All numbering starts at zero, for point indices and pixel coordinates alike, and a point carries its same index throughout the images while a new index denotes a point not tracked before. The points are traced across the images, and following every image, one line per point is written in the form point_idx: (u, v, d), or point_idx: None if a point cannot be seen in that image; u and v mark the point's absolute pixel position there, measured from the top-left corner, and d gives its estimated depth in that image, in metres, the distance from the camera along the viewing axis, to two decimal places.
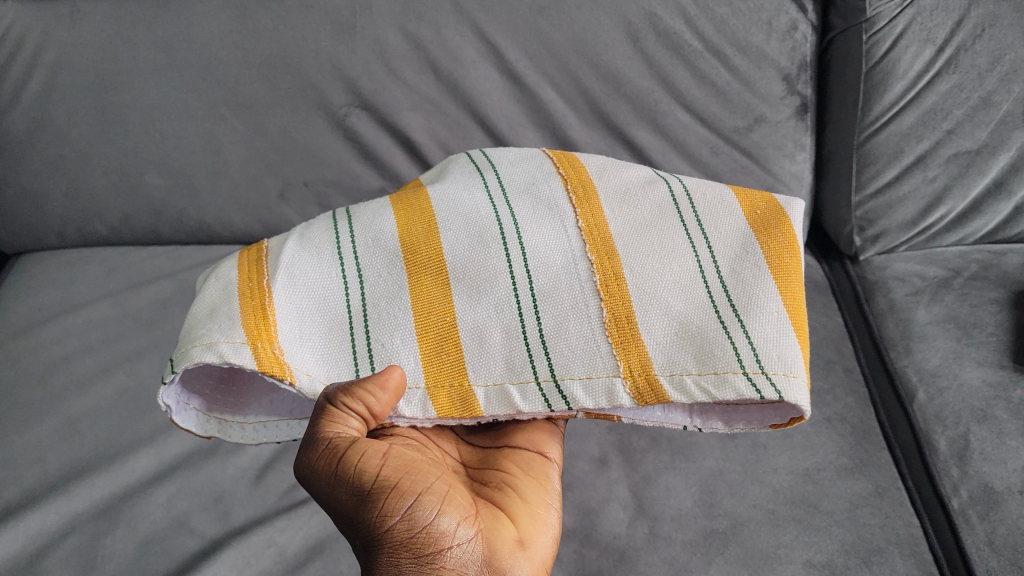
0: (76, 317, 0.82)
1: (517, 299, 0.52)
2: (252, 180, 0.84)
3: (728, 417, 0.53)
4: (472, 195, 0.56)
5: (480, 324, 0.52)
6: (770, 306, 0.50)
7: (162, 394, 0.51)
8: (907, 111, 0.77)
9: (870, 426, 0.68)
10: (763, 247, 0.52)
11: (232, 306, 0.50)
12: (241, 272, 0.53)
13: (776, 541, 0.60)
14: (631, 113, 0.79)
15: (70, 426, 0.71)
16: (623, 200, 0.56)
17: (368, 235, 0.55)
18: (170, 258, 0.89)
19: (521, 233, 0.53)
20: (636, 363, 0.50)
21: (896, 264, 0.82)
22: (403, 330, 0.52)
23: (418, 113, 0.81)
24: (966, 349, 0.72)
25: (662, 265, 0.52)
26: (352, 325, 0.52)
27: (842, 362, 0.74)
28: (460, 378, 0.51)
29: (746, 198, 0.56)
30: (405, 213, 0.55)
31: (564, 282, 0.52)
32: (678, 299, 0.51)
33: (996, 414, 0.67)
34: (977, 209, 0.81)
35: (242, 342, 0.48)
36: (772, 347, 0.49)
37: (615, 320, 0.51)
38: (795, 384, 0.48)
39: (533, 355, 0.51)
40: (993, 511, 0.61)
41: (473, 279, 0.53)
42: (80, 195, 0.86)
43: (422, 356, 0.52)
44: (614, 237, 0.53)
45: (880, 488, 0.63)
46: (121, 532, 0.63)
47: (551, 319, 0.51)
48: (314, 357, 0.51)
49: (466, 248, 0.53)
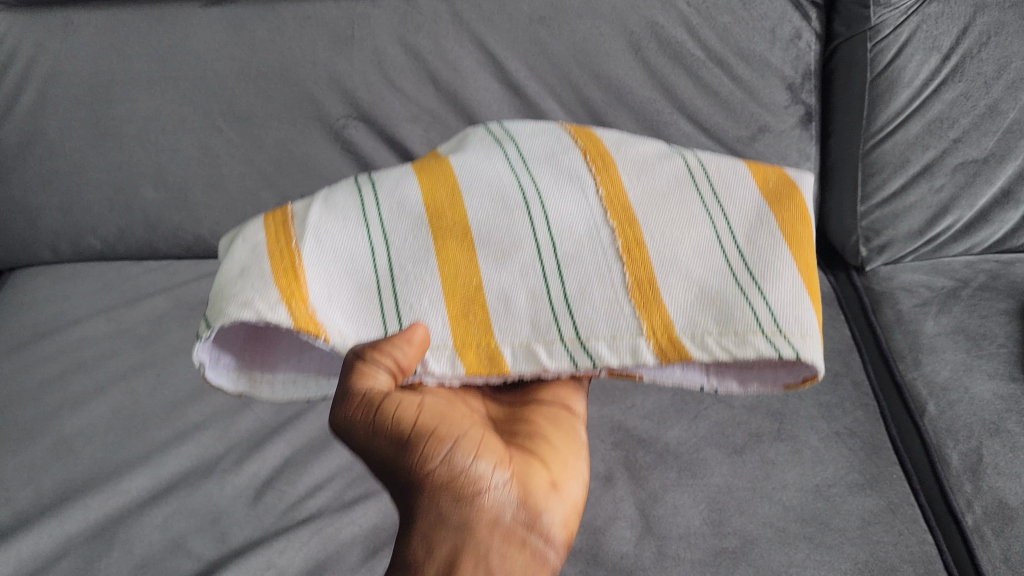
0: (70, 333, 0.80)
1: (540, 262, 0.50)
2: (249, 195, 0.83)
3: (743, 377, 0.52)
4: (494, 166, 0.54)
5: (506, 287, 0.50)
6: (785, 271, 0.50)
7: (197, 348, 0.48)
8: (912, 121, 0.76)
9: (881, 440, 0.67)
10: (776, 218, 0.52)
11: (263, 267, 0.48)
12: (269, 234, 0.50)
13: (788, 560, 0.58)
14: (633, 124, 0.78)
15: (64, 444, 0.70)
16: (641, 171, 0.54)
17: (393, 200, 0.53)
18: (165, 272, 0.87)
19: (544, 202, 0.52)
20: (658, 322, 0.49)
21: (903, 275, 0.81)
22: (429, 295, 0.50)
23: (416, 124, 0.79)
24: (975, 361, 0.71)
25: (681, 232, 0.51)
26: (380, 288, 0.50)
27: (850, 375, 0.72)
28: (487, 338, 0.49)
29: (758, 172, 0.55)
30: (428, 180, 0.54)
31: (587, 248, 0.51)
32: (697, 265, 0.50)
33: (1009, 427, 0.66)
34: (985, 218, 0.80)
35: (278, 301, 0.46)
36: (788, 310, 0.48)
37: (637, 281, 0.49)
38: (812, 344, 0.47)
39: (557, 314, 0.49)
40: (1008, 528, 0.59)
41: (497, 245, 0.51)
42: (74, 209, 0.84)
43: (449, 317, 0.50)
44: (633, 206, 0.52)
45: (893, 505, 0.61)
46: (117, 555, 0.62)
47: (572, 282, 0.50)
48: (343, 315, 0.49)
49: (490, 215, 0.52)
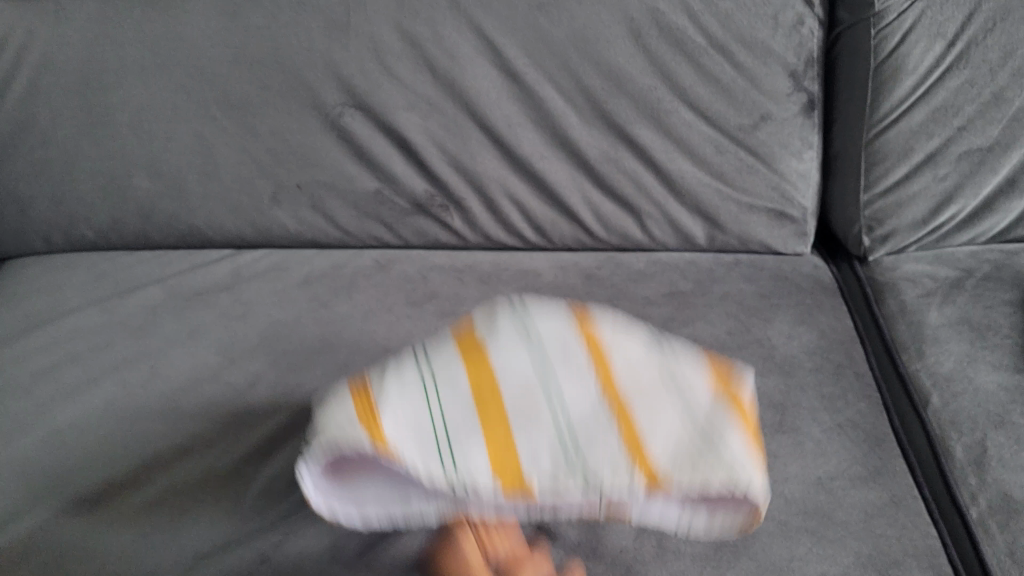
0: (63, 324, 0.79)
1: (559, 428, 0.50)
2: (245, 184, 0.83)
3: (710, 508, 0.52)
4: (518, 354, 0.54)
5: (530, 450, 0.49)
6: (731, 444, 0.49)
7: (305, 471, 0.49)
8: (916, 109, 0.75)
9: (884, 432, 0.66)
10: (721, 394, 0.53)
11: (349, 411, 0.48)
12: (350, 401, 0.49)
13: (789, 554, 0.57)
14: (633, 112, 0.77)
15: (57, 437, 0.69)
16: (633, 363, 0.54)
17: (445, 373, 0.52)
18: (159, 263, 0.86)
19: (558, 387, 0.52)
20: (645, 469, 0.48)
21: (906, 265, 0.80)
22: (477, 448, 0.49)
23: (413, 113, 0.78)
24: (980, 352, 0.70)
25: (669, 414, 0.51)
26: (437, 435, 0.49)
27: (853, 367, 0.71)
28: (516, 472, 0.48)
29: (708, 363, 0.56)
30: (467, 366, 0.53)
31: (592, 422, 0.50)
32: (670, 428, 0.50)
33: (1014, 419, 0.65)
34: (989, 208, 0.79)
35: (366, 442, 0.47)
36: (741, 467, 0.48)
37: (632, 452, 0.49)
38: (750, 480, 0.48)
39: (570, 467, 0.48)
40: (1013, 521, 0.58)
41: (524, 412, 0.51)
42: (66, 198, 0.83)
43: (489, 453, 0.48)
44: (630, 390, 0.52)
45: (895, 498, 0.61)
46: (109, 549, 0.61)
47: (579, 436, 0.49)
48: (417, 453, 0.48)
49: (514, 392, 0.51)
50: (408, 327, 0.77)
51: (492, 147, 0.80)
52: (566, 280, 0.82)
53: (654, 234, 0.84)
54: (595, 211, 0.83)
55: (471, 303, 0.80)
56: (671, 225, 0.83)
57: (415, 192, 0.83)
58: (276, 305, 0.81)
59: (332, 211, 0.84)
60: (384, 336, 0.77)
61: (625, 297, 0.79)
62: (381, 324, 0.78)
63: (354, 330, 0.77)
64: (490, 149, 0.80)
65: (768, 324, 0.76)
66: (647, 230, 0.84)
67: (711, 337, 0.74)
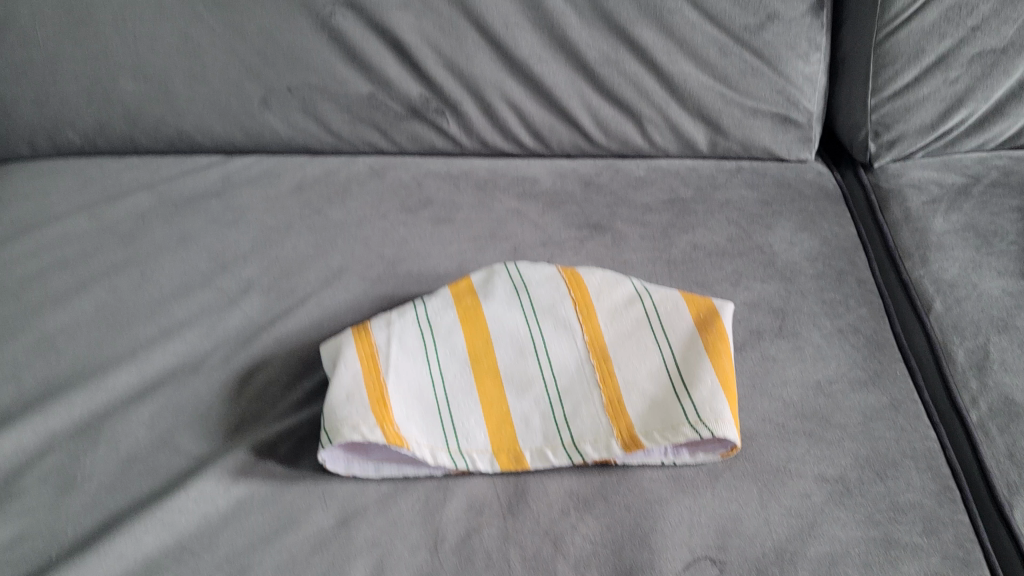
0: (50, 230, 0.77)
1: (549, 393, 0.57)
2: (233, 86, 0.80)
3: (691, 446, 0.56)
4: (513, 311, 0.61)
5: (523, 413, 0.57)
6: (706, 381, 0.56)
7: (329, 456, 0.55)
8: (929, 7, 0.72)
9: (886, 337, 0.65)
10: (701, 340, 0.58)
11: (361, 395, 0.54)
12: (357, 347, 0.57)
13: (787, 456, 0.56)
14: (635, 12, 0.74)
15: (46, 342, 0.67)
16: (614, 316, 0.61)
17: (447, 347, 0.59)
18: (148, 168, 0.85)
19: (548, 349, 0.59)
20: (624, 425, 0.56)
21: (912, 171, 0.80)
22: (473, 416, 0.56)
23: (407, 12, 0.75)
24: (985, 259, 0.70)
25: (645, 366, 0.58)
26: (439, 407, 0.56)
27: (855, 274, 0.70)
28: (513, 442, 0.55)
29: (690, 302, 0.61)
30: (462, 306, 0.61)
31: (577, 379, 0.58)
32: (647, 382, 0.58)
33: (1017, 324, 0.65)
34: (1000, 112, 0.78)
35: (375, 423, 0.53)
36: (710, 403, 0.55)
37: (610, 399, 0.57)
38: (724, 426, 0.54)
39: (558, 423, 0.56)
40: (1013, 424, 0.59)
41: (517, 382, 0.58)
42: (50, 102, 0.81)
43: (487, 425, 0.56)
44: (609, 344, 0.60)
45: (896, 401, 0.60)
46: (102, 451, 0.59)
47: (566, 403, 0.57)
48: (419, 429, 0.55)
49: (511, 362, 0.59)
50: (403, 234, 0.76)
51: (488, 50, 0.77)
52: (564, 187, 0.80)
53: (655, 139, 0.82)
54: (594, 117, 0.80)
55: (467, 210, 0.78)
56: (672, 131, 0.81)
57: (409, 96, 0.80)
58: (268, 212, 0.79)
59: (324, 115, 0.82)
60: (378, 243, 0.75)
61: (624, 204, 0.78)
62: (374, 230, 0.76)
63: (348, 237, 0.76)
64: (486, 52, 0.77)
65: (769, 231, 0.74)
66: (647, 136, 0.82)
67: (711, 243, 0.73)
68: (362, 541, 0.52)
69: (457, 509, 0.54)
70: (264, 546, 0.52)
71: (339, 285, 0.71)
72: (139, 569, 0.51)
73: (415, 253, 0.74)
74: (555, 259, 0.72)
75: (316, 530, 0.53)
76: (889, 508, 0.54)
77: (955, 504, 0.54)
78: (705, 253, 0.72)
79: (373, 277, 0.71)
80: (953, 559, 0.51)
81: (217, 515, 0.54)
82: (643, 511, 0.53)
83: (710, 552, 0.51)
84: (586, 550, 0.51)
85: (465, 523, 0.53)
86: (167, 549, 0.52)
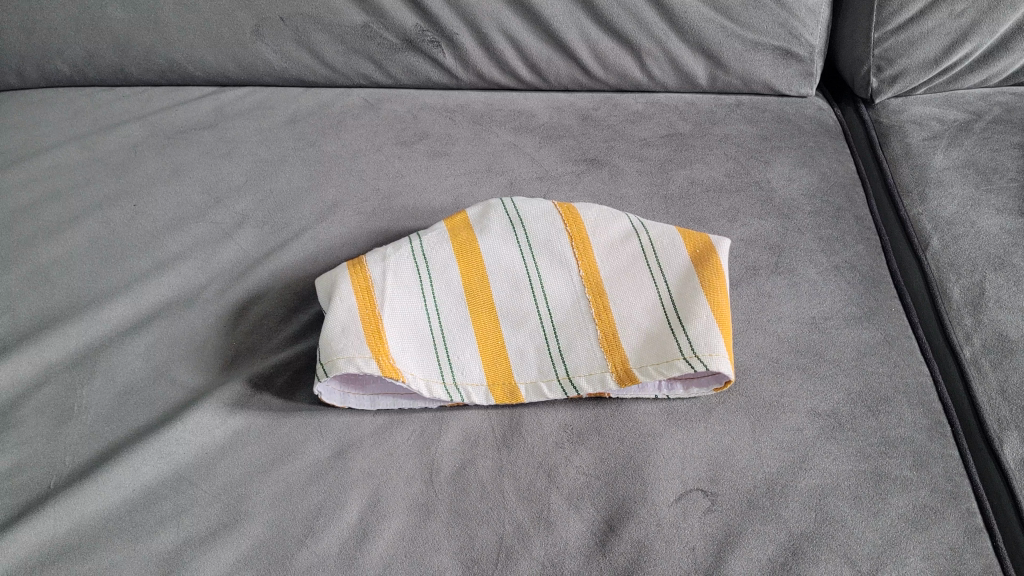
0: (42, 160, 0.77)
1: (544, 326, 0.57)
2: (224, 15, 0.79)
3: (685, 381, 0.56)
4: (508, 245, 0.60)
5: (518, 347, 0.57)
6: (701, 316, 0.56)
7: (324, 388, 0.55)
8: None
9: (881, 274, 0.65)
10: (698, 276, 0.58)
11: (356, 328, 0.54)
12: (351, 278, 0.57)
13: (780, 391, 0.57)
14: None
15: (40, 273, 0.67)
16: (611, 250, 0.60)
17: (442, 280, 0.59)
18: (139, 99, 0.84)
19: (544, 282, 0.59)
20: (618, 358, 0.56)
21: (914, 107, 0.79)
22: (468, 349, 0.56)
23: None
24: (984, 196, 0.70)
25: (641, 300, 0.58)
26: (434, 341, 0.56)
27: (853, 211, 0.70)
28: (508, 375, 0.56)
29: (686, 238, 0.61)
30: (458, 238, 0.60)
31: (572, 313, 0.58)
32: (643, 316, 0.58)
33: (1013, 262, 0.65)
34: (1004, 48, 0.78)
35: (370, 356, 0.53)
36: (705, 338, 0.55)
37: (605, 333, 0.57)
38: (718, 360, 0.54)
39: (553, 356, 0.56)
40: (1006, 361, 0.59)
41: (512, 316, 0.58)
42: (38, 31, 0.81)
43: (482, 358, 0.56)
44: (605, 277, 0.59)
45: (889, 337, 0.60)
46: (98, 383, 0.59)
47: (561, 337, 0.57)
48: (415, 361, 0.55)
49: (505, 295, 0.58)
50: (398, 167, 0.75)
51: None
52: (561, 121, 0.79)
53: (654, 73, 0.81)
54: (593, 50, 0.79)
55: (463, 144, 0.77)
56: (672, 64, 0.80)
57: (405, 27, 0.79)
58: (261, 145, 0.78)
59: (318, 46, 0.81)
60: (372, 176, 0.74)
61: (622, 139, 0.77)
62: (369, 164, 0.76)
63: (342, 170, 0.75)
64: None
65: (767, 167, 0.74)
66: (646, 70, 0.80)
67: (708, 179, 0.72)
68: (358, 472, 0.53)
69: (452, 441, 0.54)
70: (262, 476, 0.53)
71: (334, 219, 0.70)
72: (137, 498, 0.52)
73: (410, 187, 0.73)
74: (552, 193, 0.71)
75: (313, 461, 0.54)
76: (879, 442, 0.54)
77: (945, 439, 0.55)
78: (702, 189, 0.71)
79: (367, 212, 0.71)
80: (941, 492, 0.52)
81: (214, 446, 0.54)
82: (636, 445, 0.54)
83: (703, 484, 0.52)
84: (580, 481, 0.52)
85: (461, 455, 0.54)
86: (165, 479, 0.53)
